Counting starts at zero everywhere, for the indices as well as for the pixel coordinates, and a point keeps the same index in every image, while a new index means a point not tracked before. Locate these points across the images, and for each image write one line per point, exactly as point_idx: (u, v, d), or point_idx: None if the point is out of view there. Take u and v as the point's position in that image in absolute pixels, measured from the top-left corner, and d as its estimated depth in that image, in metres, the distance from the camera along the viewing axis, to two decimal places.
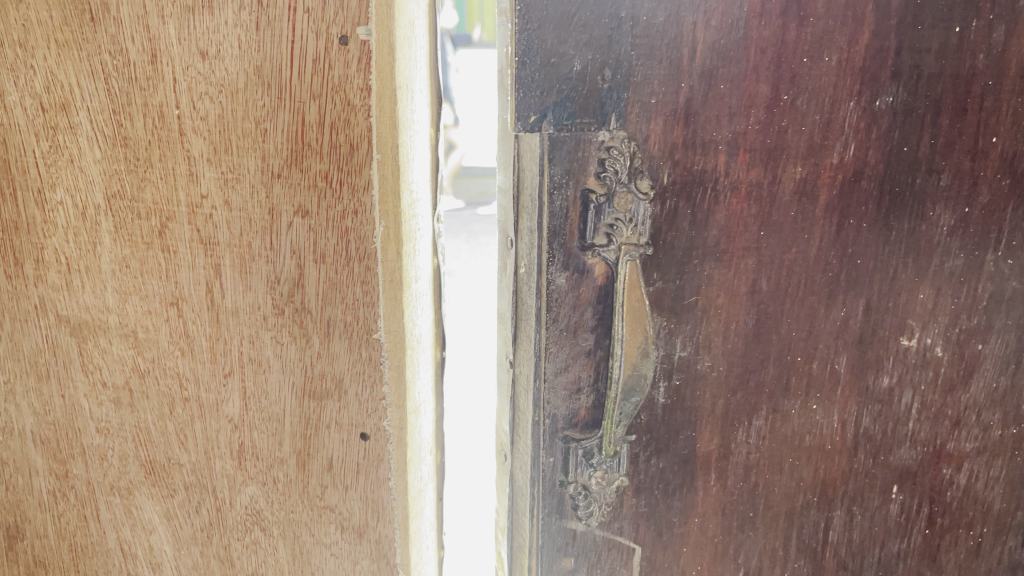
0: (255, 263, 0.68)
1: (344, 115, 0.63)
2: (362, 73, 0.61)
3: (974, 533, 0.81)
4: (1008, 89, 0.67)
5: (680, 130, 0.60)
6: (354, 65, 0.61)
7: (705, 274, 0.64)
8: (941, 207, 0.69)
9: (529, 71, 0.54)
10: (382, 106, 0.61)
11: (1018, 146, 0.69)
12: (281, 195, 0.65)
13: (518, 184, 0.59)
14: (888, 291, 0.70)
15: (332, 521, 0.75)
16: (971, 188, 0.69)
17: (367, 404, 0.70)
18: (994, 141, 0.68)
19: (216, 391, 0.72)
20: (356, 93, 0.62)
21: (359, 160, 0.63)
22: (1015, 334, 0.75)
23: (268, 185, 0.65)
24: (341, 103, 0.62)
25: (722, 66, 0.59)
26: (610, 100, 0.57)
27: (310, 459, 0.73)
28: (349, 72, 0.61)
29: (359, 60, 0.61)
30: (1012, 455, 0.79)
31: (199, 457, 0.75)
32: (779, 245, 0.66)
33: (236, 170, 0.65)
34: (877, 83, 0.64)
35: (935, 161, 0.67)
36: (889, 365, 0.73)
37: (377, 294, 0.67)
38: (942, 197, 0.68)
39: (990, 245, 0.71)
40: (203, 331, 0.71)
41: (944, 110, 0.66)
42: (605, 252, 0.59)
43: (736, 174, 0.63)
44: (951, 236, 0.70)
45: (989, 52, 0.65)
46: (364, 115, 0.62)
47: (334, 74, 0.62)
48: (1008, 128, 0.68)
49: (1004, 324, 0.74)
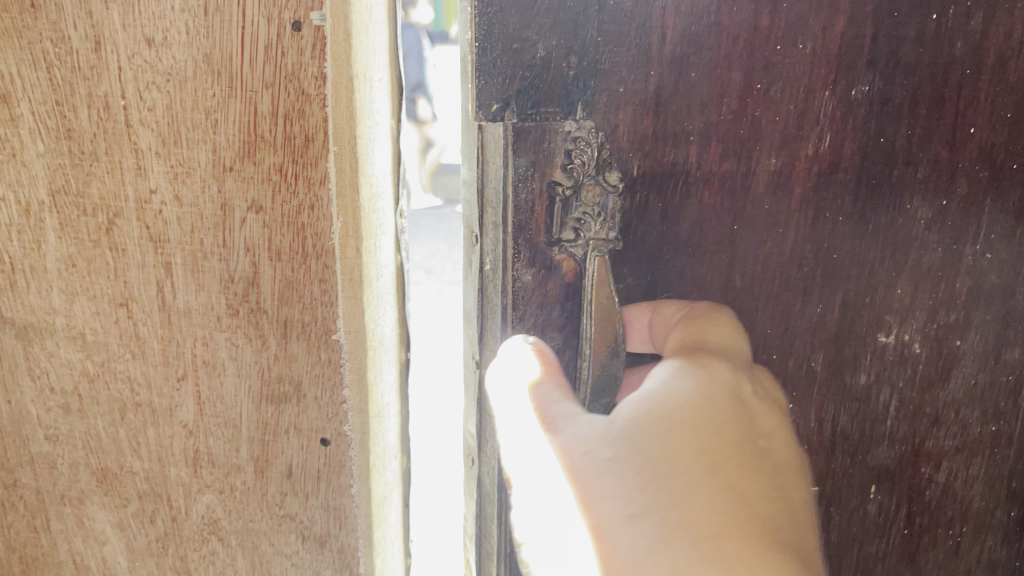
0: (207, 261, 0.65)
1: (299, 104, 0.60)
2: (317, 60, 0.58)
3: (953, 532, 0.80)
4: (986, 78, 0.65)
5: (649, 120, 0.57)
6: (308, 52, 0.58)
7: (677, 270, 0.62)
8: (919, 200, 0.67)
9: (490, 57, 0.50)
10: (338, 95, 0.58)
11: (997, 137, 0.67)
12: (233, 189, 0.62)
13: (481, 177, 0.57)
14: (865, 286, 0.69)
15: (292, 530, 0.72)
16: (950, 180, 0.67)
17: (327, 408, 0.67)
18: (972, 132, 0.66)
19: (170, 396, 0.69)
20: (311, 81, 0.59)
21: (315, 152, 0.61)
22: (993, 329, 0.73)
23: (219, 178, 0.62)
24: (296, 92, 0.59)
25: (693, 53, 0.57)
26: (576, 88, 0.54)
27: (269, 466, 0.70)
28: (303, 60, 0.58)
29: (313, 47, 0.58)
30: (990, 452, 0.78)
31: (153, 465, 0.72)
32: (752, 240, 0.64)
33: (186, 164, 0.62)
34: (853, 72, 0.62)
35: (913, 152, 0.65)
36: (866, 362, 0.71)
37: (337, 293, 0.64)
38: (919, 189, 0.67)
39: (968, 238, 0.70)
40: (155, 333, 0.68)
41: (921, 99, 0.64)
42: (573, 247, 0.57)
43: (708, 166, 0.61)
44: (929, 229, 0.68)
45: (967, 39, 0.63)
46: (320, 105, 0.59)
47: (288, 61, 0.59)
48: (986, 119, 0.66)
49: (983, 319, 0.73)
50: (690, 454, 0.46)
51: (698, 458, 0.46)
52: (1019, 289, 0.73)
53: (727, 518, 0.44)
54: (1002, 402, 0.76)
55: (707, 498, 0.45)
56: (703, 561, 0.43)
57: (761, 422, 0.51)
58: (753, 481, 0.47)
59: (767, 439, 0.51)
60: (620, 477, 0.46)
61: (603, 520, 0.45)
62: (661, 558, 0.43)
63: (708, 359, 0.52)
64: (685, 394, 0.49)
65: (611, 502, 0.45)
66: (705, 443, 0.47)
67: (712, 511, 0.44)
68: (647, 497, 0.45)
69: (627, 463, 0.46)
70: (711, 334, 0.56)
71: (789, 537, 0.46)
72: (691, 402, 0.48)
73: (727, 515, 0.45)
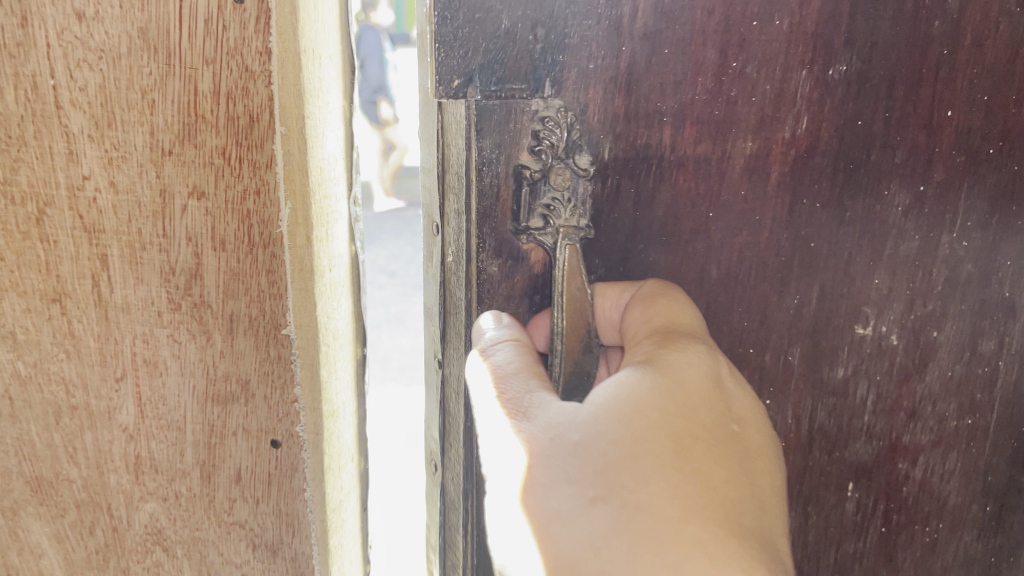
0: (147, 252, 0.61)
1: (242, 83, 0.56)
2: (260, 35, 0.54)
3: (930, 528, 0.78)
4: (963, 59, 0.62)
5: (621, 99, 0.54)
6: (252, 26, 0.54)
7: (652, 260, 0.59)
8: (896, 186, 0.65)
9: (451, 28, 0.46)
10: (285, 72, 0.55)
11: (974, 121, 0.65)
12: (173, 175, 0.59)
13: (443, 160, 0.53)
14: (842, 277, 0.66)
15: (242, 538, 0.69)
16: (927, 167, 0.65)
17: (277, 407, 0.64)
18: (949, 115, 0.64)
19: (108, 398, 0.65)
20: (254, 58, 0.55)
21: (260, 134, 0.57)
22: (969, 320, 0.71)
23: (158, 163, 0.58)
24: (239, 69, 0.56)
25: (665, 27, 0.54)
26: (543, 64, 0.50)
27: (216, 471, 0.67)
28: (246, 34, 0.55)
29: (257, 20, 0.54)
30: (967, 446, 0.76)
31: (91, 472, 0.68)
32: (729, 229, 0.62)
33: (122, 148, 0.58)
34: (829, 51, 0.59)
35: (890, 136, 0.63)
36: (844, 356, 0.69)
37: (286, 285, 0.61)
38: (896, 175, 0.64)
39: (945, 226, 0.67)
40: (91, 330, 0.63)
41: (899, 81, 0.61)
42: (543, 235, 0.53)
43: (682, 149, 0.58)
44: (906, 217, 0.66)
45: (946, 18, 0.61)
46: (264, 83, 0.56)
47: (229, 36, 0.55)
48: (963, 101, 0.64)
49: (959, 310, 0.70)
50: (654, 437, 0.44)
51: (665, 439, 0.44)
52: (993, 279, 0.70)
53: (689, 503, 0.43)
54: (978, 394, 0.74)
55: (671, 484, 0.43)
56: (659, 545, 0.42)
57: (736, 405, 0.49)
58: (719, 464, 0.45)
59: (742, 420, 0.49)
60: (584, 461, 0.44)
61: (561, 502, 0.44)
62: (619, 542, 0.42)
63: (684, 343, 0.49)
64: (659, 375, 0.47)
65: (570, 486, 0.44)
66: (674, 426, 0.45)
67: (672, 496, 0.43)
68: (607, 479, 0.43)
69: (587, 449, 0.44)
70: (683, 318, 0.52)
71: (756, 522, 0.45)
72: (665, 379, 0.47)
73: (690, 499, 0.43)
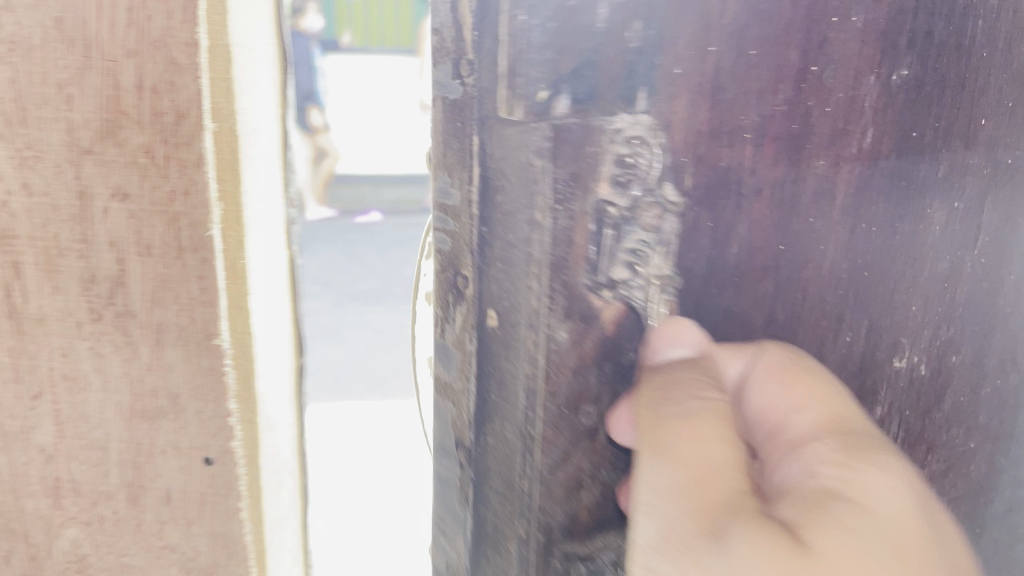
0: (65, 259, 0.57)
1: (168, 76, 0.53)
2: (189, 27, 0.53)
3: None
4: (999, 54, 0.53)
5: (707, 114, 0.45)
6: (179, 15, 0.53)
7: (723, 306, 0.49)
8: (942, 200, 0.54)
9: (542, 25, 0.40)
10: (214, 64, 0.53)
11: (1002, 124, 0.55)
12: (94, 175, 0.55)
13: (498, 192, 0.46)
14: (885, 304, 0.56)
15: (173, 562, 0.65)
16: (962, 176, 0.55)
17: (209, 422, 0.61)
18: (983, 123, 0.54)
19: (24, 418, 0.60)
20: (181, 49, 0.53)
21: (187, 132, 0.55)
22: (980, 340, 0.62)
23: (76, 162, 0.55)
24: (165, 62, 0.53)
25: (756, 22, 0.44)
26: (637, 72, 0.42)
27: (143, 492, 0.63)
28: (173, 24, 0.53)
29: (184, 8, 0.52)
30: (972, 478, 0.66)
31: (6, 499, 0.62)
32: (796, 261, 0.51)
33: (37, 147, 0.54)
34: (895, 52, 0.49)
35: (938, 143, 0.53)
36: (880, 394, 0.59)
37: (218, 293, 0.58)
38: (942, 189, 0.54)
39: (974, 241, 0.57)
40: (4, 342, 0.58)
41: (948, 83, 0.52)
42: (632, 291, 0.46)
43: (762, 172, 0.47)
44: (945, 233, 0.56)
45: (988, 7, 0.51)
46: (192, 75, 0.54)
47: (154, 26, 0.53)
48: (993, 106, 0.55)
49: (975, 333, 0.61)
50: None
51: None
52: (1002, 293, 0.61)
53: None
54: (977, 418, 0.65)
55: None
56: None
57: (948, 550, 0.40)
58: None
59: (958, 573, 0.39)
60: None
61: None
62: None
63: (876, 455, 0.41)
64: (878, 530, 0.38)
65: None
66: None
67: None
68: None
69: None
70: (843, 406, 0.46)
71: None
72: (884, 533, 0.38)
73: None
